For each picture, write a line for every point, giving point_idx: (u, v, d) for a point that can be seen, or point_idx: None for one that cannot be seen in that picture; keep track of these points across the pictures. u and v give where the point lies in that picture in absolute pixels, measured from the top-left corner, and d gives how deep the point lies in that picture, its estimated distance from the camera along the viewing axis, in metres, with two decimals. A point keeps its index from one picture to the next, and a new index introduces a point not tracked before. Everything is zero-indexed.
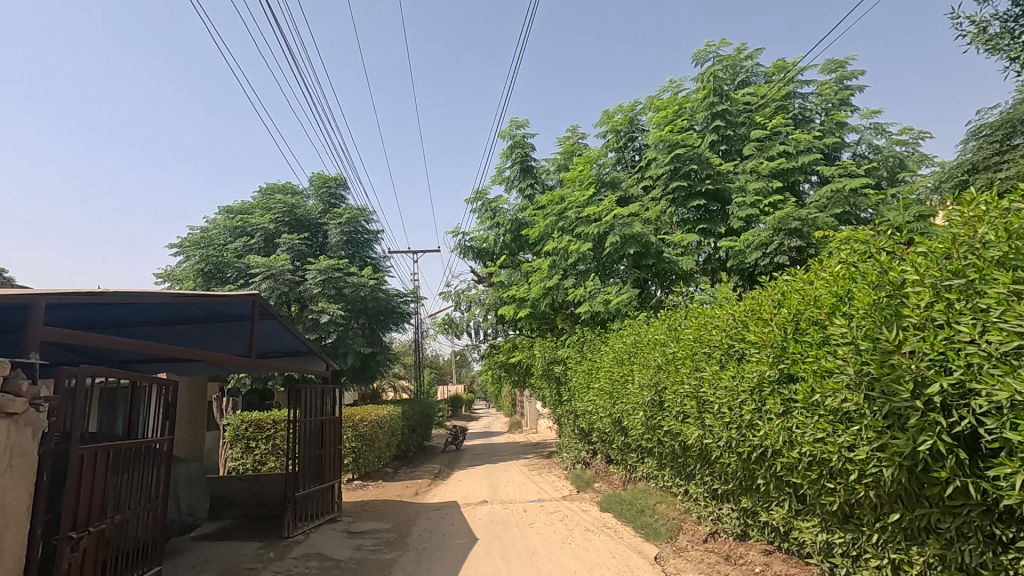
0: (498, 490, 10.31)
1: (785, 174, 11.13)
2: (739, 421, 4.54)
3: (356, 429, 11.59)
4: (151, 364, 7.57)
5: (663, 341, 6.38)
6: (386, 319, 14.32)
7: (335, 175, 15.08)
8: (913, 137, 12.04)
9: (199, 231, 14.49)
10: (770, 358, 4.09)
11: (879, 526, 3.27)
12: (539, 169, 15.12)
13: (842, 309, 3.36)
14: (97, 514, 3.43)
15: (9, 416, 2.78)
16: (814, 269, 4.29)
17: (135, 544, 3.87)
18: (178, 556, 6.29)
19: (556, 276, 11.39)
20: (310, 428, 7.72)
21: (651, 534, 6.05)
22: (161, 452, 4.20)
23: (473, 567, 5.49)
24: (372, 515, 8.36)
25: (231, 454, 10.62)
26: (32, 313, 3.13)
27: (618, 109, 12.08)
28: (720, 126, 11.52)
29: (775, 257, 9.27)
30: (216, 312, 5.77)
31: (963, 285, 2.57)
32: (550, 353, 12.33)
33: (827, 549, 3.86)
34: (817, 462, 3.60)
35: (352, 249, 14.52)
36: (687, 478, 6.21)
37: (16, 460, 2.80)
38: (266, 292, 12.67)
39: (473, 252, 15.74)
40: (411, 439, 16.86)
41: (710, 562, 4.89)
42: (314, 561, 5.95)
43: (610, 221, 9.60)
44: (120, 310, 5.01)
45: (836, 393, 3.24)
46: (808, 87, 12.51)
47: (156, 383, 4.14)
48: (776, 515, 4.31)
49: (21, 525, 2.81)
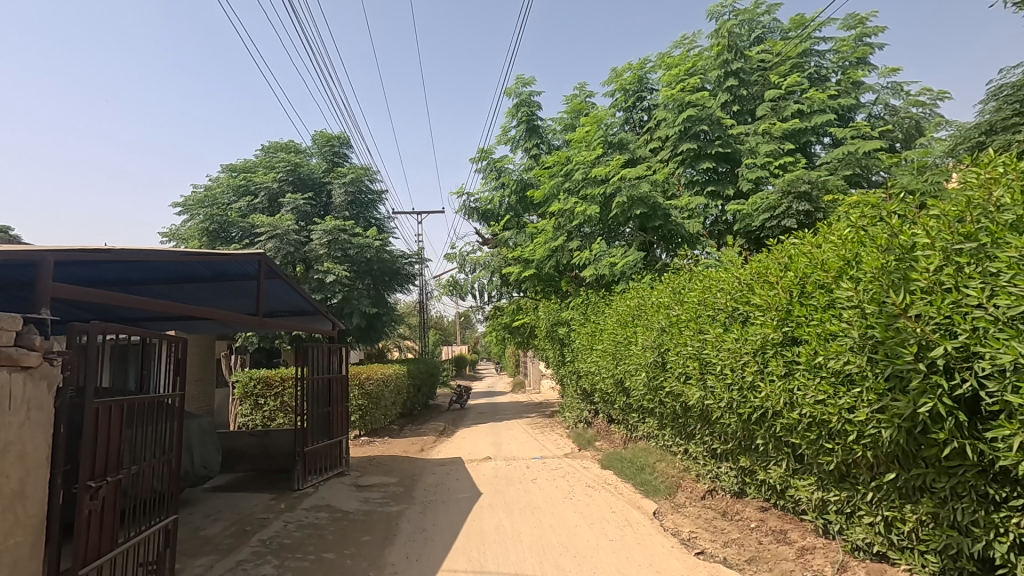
0: (501, 448, 10.54)
1: (798, 135, 10.91)
2: (740, 382, 4.57)
3: (362, 387, 11.80)
4: (157, 320, 7.66)
5: (666, 303, 6.41)
6: (391, 280, 14.39)
7: (338, 134, 14.82)
8: (931, 97, 11.72)
9: (203, 190, 14.42)
10: (774, 322, 4.11)
11: (874, 484, 3.34)
12: (546, 128, 14.84)
13: (849, 273, 3.35)
14: (114, 464, 3.53)
15: (25, 369, 2.86)
16: (822, 232, 4.26)
17: (151, 494, 3.98)
18: (192, 507, 6.53)
19: (561, 238, 11.30)
20: (316, 385, 7.84)
21: (650, 490, 6.23)
22: (173, 407, 4.27)
23: (476, 520, 5.68)
24: (379, 469, 8.59)
25: (241, 411, 10.89)
26: (41, 270, 3.14)
27: (627, 67, 11.73)
28: (732, 85, 11.29)
29: (782, 220, 9.19)
30: (223, 271, 5.79)
31: (974, 249, 2.57)
32: (555, 315, 12.39)
33: (822, 506, 3.96)
34: (816, 423, 3.65)
35: (356, 210, 14.42)
36: (686, 438, 6.35)
37: (33, 412, 2.87)
38: (271, 252, 12.65)
39: (478, 213, 15.72)
40: (416, 398, 17.24)
41: (708, 518, 5.04)
42: (324, 512, 6.16)
43: (617, 183, 9.43)
44: (125, 268, 5.04)
45: (838, 355, 3.27)
46: (825, 44, 12.11)
47: (166, 340, 4.19)
48: (774, 473, 4.40)
49: (42, 474, 2.90)
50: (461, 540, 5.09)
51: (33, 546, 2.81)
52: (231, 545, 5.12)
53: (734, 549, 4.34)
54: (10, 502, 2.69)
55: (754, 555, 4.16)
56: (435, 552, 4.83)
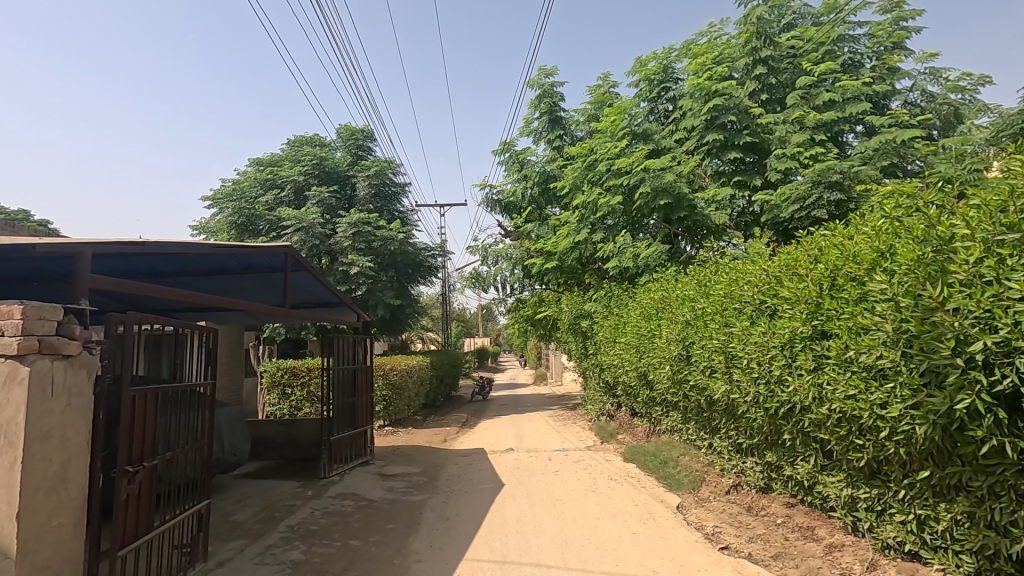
0: (523, 440, 10.57)
1: (829, 124, 10.60)
2: (768, 376, 4.48)
3: (387, 378, 11.95)
4: (188, 311, 7.85)
5: (692, 296, 6.32)
6: (414, 272, 14.51)
7: (362, 127, 14.93)
8: (972, 83, 11.27)
9: (231, 183, 14.70)
10: (803, 315, 4.02)
11: (907, 482, 3.26)
12: (569, 120, 14.69)
13: (882, 265, 3.26)
14: (149, 450, 3.65)
15: (65, 358, 2.96)
16: (855, 223, 4.14)
17: (184, 480, 4.10)
18: (222, 493, 6.73)
19: (584, 230, 11.21)
20: (342, 375, 7.96)
21: (673, 484, 6.20)
22: (205, 395, 4.38)
23: (499, 511, 5.72)
24: (403, 459, 8.71)
25: (269, 400, 11.15)
26: (79, 262, 3.25)
27: (652, 56, 11.55)
28: (761, 73, 11.04)
29: (812, 211, 8.97)
30: (250, 263, 5.89)
31: (1018, 241, 2.47)
32: (577, 307, 12.34)
33: (851, 504, 3.87)
34: (846, 419, 3.56)
35: (380, 202, 14.54)
36: (711, 433, 6.28)
37: (73, 399, 2.98)
38: (298, 245, 12.86)
39: (500, 205, 15.72)
40: (439, 389, 17.42)
41: (733, 513, 4.99)
42: (350, 500, 6.28)
43: (640, 173, 9.29)
44: (159, 260, 5.18)
45: (871, 350, 3.18)
46: (860, 29, 11.74)
47: (197, 331, 4.30)
48: (801, 469, 4.33)
49: (82, 459, 3.01)
50: (484, 530, 5.14)
51: (74, 528, 2.93)
52: (261, 530, 5.26)
53: (760, 545, 4.29)
54: (53, 484, 2.80)
55: (780, 551, 4.10)
56: (458, 541, 4.88)
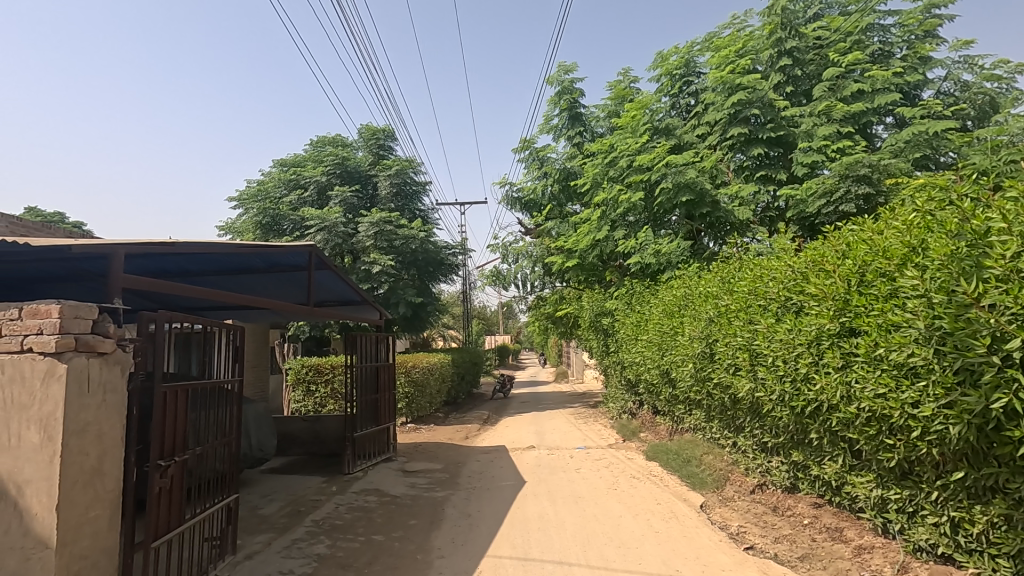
0: (544, 437, 10.56)
1: (857, 117, 10.34)
2: (794, 373, 4.40)
3: (409, 375, 12.06)
4: (215, 309, 8.02)
5: (715, 293, 6.24)
6: (435, 271, 14.62)
7: (383, 127, 15.05)
8: (1009, 71, 10.88)
9: (256, 184, 14.96)
10: (831, 312, 3.94)
11: (940, 483, 3.17)
12: (589, 116, 14.58)
13: (914, 260, 3.17)
14: (180, 445, 3.74)
15: (100, 355, 3.04)
16: (885, 218, 4.03)
17: (213, 474, 4.20)
18: (250, 487, 6.87)
19: (605, 228, 11.13)
20: (364, 373, 8.05)
21: (697, 483, 6.14)
22: (232, 392, 4.47)
23: (520, 508, 5.73)
24: (425, 456, 8.78)
25: (294, 396, 11.34)
26: (111, 262, 3.34)
27: (673, 51, 11.40)
28: (786, 65, 10.82)
29: (840, 206, 8.77)
30: (275, 262, 5.99)
31: None
32: (598, 305, 12.28)
33: (881, 505, 3.78)
34: (876, 418, 3.47)
35: (401, 201, 14.66)
36: (735, 431, 6.19)
37: (108, 395, 3.07)
38: (321, 244, 13.04)
39: (520, 203, 15.72)
40: (460, 386, 17.51)
41: (758, 513, 4.92)
42: (373, 496, 6.36)
43: (662, 170, 9.19)
44: (187, 259, 5.30)
45: (901, 347, 3.10)
46: (889, 18, 11.41)
47: (224, 329, 4.39)
48: (829, 469, 4.24)
49: (117, 453, 3.11)
50: (505, 526, 5.16)
51: (110, 520, 3.02)
52: (287, 524, 5.36)
53: (786, 546, 4.22)
54: (89, 477, 2.89)
55: (807, 552, 4.03)
56: (480, 537, 4.90)
